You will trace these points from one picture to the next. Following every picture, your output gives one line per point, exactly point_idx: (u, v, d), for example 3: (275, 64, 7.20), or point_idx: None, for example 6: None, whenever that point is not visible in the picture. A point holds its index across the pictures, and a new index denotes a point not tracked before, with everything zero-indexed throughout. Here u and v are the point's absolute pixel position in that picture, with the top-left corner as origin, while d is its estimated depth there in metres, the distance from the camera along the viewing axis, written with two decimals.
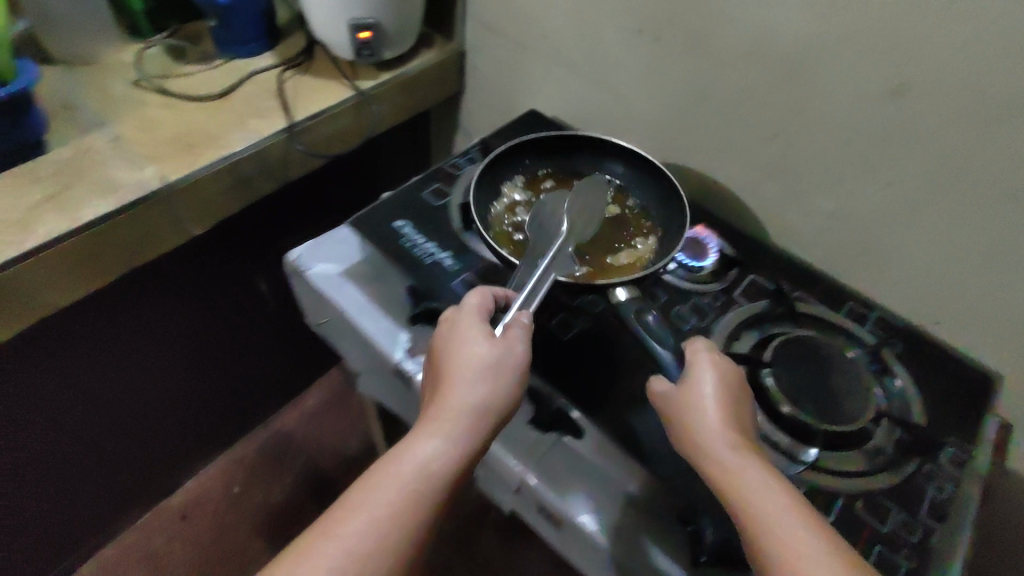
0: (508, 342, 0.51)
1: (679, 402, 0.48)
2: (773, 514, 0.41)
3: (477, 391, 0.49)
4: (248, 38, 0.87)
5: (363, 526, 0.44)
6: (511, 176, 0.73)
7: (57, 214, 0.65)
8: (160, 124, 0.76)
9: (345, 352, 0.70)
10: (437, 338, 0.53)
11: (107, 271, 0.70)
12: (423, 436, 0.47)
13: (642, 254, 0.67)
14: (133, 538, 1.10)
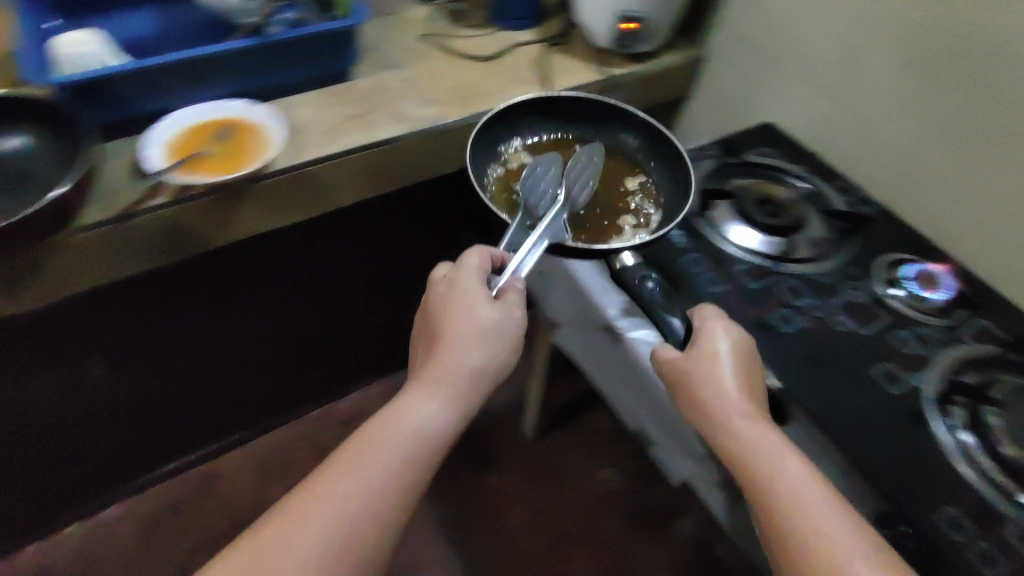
0: (506, 307, 0.59)
1: (689, 372, 0.55)
2: (792, 476, 0.47)
3: (474, 355, 0.57)
4: (519, 15, 0.97)
5: (379, 475, 0.50)
6: (509, 139, 0.79)
7: (358, 131, 0.77)
8: (440, 75, 0.87)
9: (551, 301, 0.79)
10: (435, 295, 0.61)
11: (380, 184, 0.81)
12: (423, 393, 0.55)
13: (647, 223, 0.73)
14: (303, 428, 1.24)
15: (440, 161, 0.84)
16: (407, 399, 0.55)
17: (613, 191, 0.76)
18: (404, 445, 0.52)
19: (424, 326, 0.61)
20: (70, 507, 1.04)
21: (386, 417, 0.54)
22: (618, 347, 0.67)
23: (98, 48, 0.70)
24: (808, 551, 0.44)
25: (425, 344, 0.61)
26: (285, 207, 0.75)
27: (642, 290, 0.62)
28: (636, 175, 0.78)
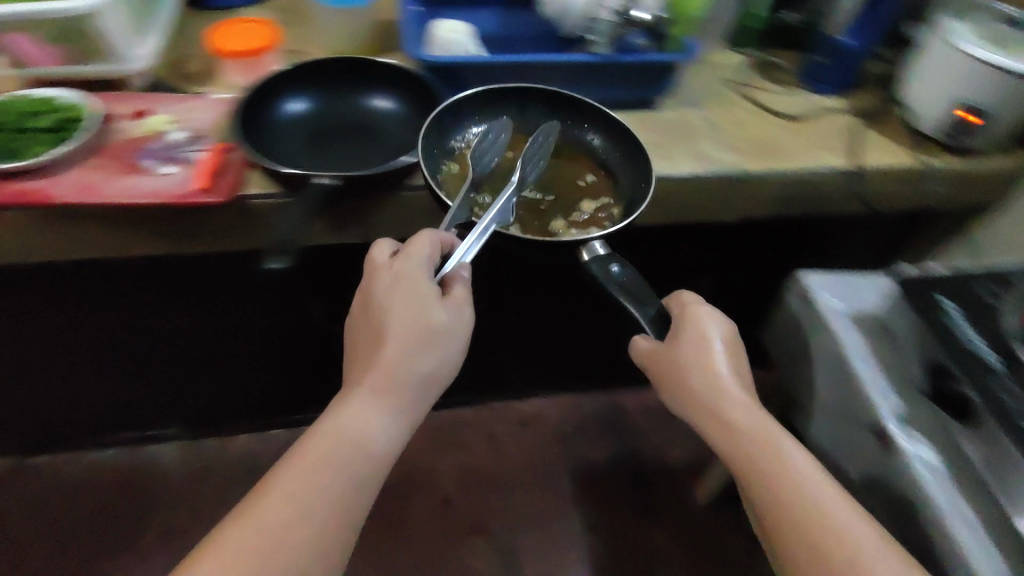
0: (453, 303, 0.59)
1: (676, 364, 0.62)
2: (796, 465, 0.55)
3: (424, 360, 0.58)
4: (832, 81, 0.91)
5: (319, 486, 0.52)
6: (463, 130, 0.75)
7: (660, 159, 0.78)
8: (744, 124, 0.85)
9: (800, 379, 0.75)
10: (376, 283, 0.60)
11: (664, 214, 0.81)
12: (370, 404, 0.56)
13: (598, 221, 0.71)
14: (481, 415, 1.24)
15: (721, 206, 0.82)
16: (353, 412, 0.55)
17: (573, 197, 0.74)
18: (344, 464, 0.54)
19: (365, 317, 0.60)
20: (255, 418, 1.19)
21: (326, 433, 0.54)
22: (886, 455, 0.62)
23: (466, 39, 0.77)
24: (807, 532, 0.52)
25: (365, 336, 0.60)
26: None
27: (608, 273, 0.63)
28: (598, 195, 0.75)
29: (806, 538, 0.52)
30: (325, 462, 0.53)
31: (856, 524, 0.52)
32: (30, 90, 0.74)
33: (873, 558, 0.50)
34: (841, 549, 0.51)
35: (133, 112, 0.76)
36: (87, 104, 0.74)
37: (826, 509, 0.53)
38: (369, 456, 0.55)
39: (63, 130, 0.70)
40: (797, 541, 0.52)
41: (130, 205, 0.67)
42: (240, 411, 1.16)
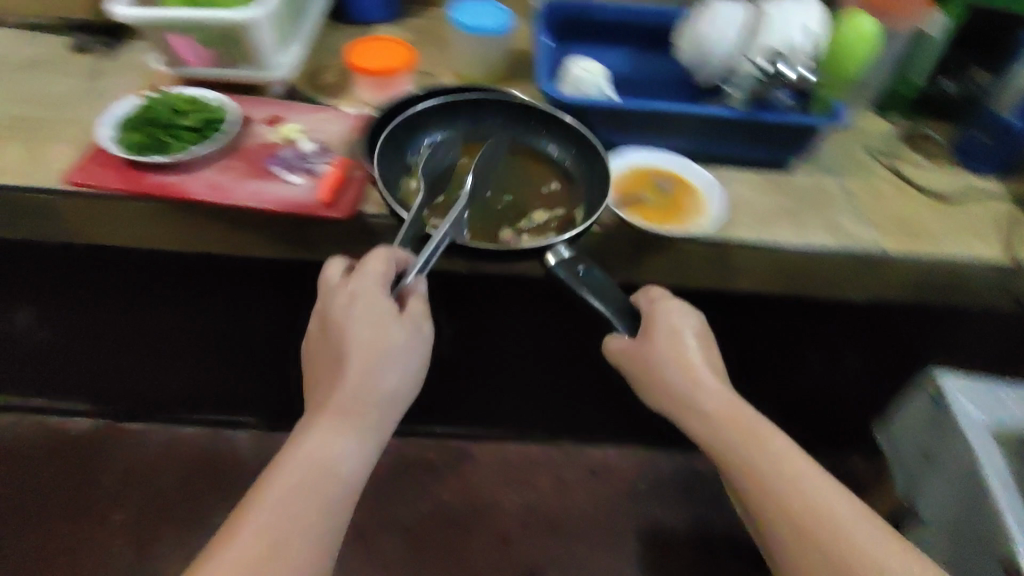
0: (410, 318, 0.61)
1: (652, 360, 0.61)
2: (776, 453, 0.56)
3: (387, 379, 0.59)
4: (990, 161, 0.83)
5: (287, 516, 0.53)
6: (415, 144, 0.74)
7: (790, 227, 0.73)
8: (886, 199, 0.79)
9: (925, 486, 0.73)
10: (333, 304, 0.60)
11: (787, 284, 0.76)
12: (339, 424, 0.57)
13: (548, 229, 0.70)
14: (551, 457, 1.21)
15: (851, 284, 0.75)
16: (321, 434, 0.56)
17: (530, 206, 0.72)
18: (316, 485, 0.55)
19: (326, 342, 0.61)
20: None
21: (296, 458, 0.55)
22: None
23: (601, 77, 0.75)
24: (801, 522, 0.52)
25: (328, 360, 0.61)
26: (692, 273, 0.74)
27: (576, 273, 0.61)
28: (554, 204, 0.72)
29: (800, 528, 0.52)
30: (297, 482, 0.54)
31: (846, 508, 0.53)
32: (180, 89, 0.78)
33: (870, 543, 0.51)
34: (838, 536, 0.51)
35: (269, 117, 0.79)
36: (227, 107, 0.77)
37: (816, 500, 0.53)
38: (341, 475, 0.56)
39: (202, 131, 0.74)
40: (795, 534, 0.52)
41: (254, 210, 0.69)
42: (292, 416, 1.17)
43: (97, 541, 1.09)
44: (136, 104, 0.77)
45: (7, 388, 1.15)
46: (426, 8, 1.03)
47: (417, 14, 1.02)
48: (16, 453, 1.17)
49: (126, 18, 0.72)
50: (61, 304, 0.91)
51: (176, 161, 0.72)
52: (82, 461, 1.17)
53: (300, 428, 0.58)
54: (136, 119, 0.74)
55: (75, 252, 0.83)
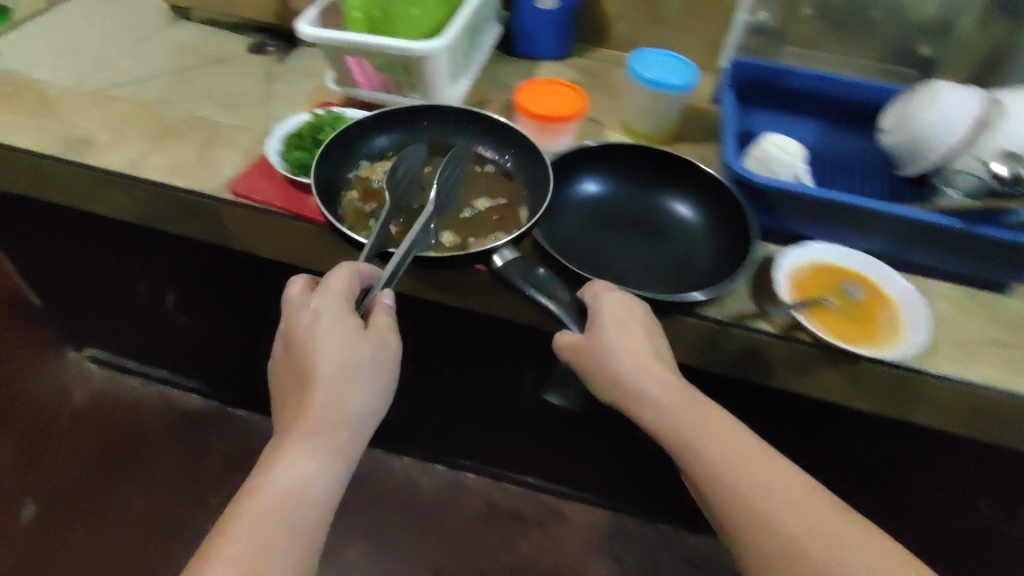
0: (378, 332, 0.58)
1: (594, 353, 0.57)
2: (731, 457, 0.52)
3: (355, 397, 0.56)
4: None
5: (258, 541, 0.50)
6: (355, 160, 0.73)
7: (997, 365, 0.62)
8: None
9: None
10: (297, 324, 0.57)
11: (980, 428, 0.64)
12: (312, 445, 0.54)
13: (497, 222, 0.69)
14: (646, 535, 1.12)
15: None
16: (294, 457, 0.53)
17: (474, 203, 0.71)
18: (291, 511, 0.52)
19: (291, 363, 0.58)
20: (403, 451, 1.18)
21: (268, 481, 0.52)
22: None
23: (796, 160, 0.66)
24: (750, 499, 0.50)
25: (295, 379, 0.58)
26: (866, 393, 0.64)
27: (529, 273, 0.60)
28: (496, 198, 0.71)
29: (746, 507, 0.50)
30: (272, 505, 0.51)
31: (804, 500, 0.49)
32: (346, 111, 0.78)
33: (833, 534, 0.48)
34: (789, 518, 0.48)
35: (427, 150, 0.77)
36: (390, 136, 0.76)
37: (764, 486, 0.50)
38: (317, 497, 0.53)
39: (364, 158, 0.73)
40: (739, 511, 0.50)
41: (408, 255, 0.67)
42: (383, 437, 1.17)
43: (194, 519, 1.14)
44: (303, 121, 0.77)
45: (142, 358, 1.24)
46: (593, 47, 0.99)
47: (583, 53, 0.98)
48: (140, 420, 1.25)
49: (312, 37, 0.71)
50: (206, 301, 0.96)
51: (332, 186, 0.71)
52: (193, 439, 1.24)
53: (269, 452, 0.55)
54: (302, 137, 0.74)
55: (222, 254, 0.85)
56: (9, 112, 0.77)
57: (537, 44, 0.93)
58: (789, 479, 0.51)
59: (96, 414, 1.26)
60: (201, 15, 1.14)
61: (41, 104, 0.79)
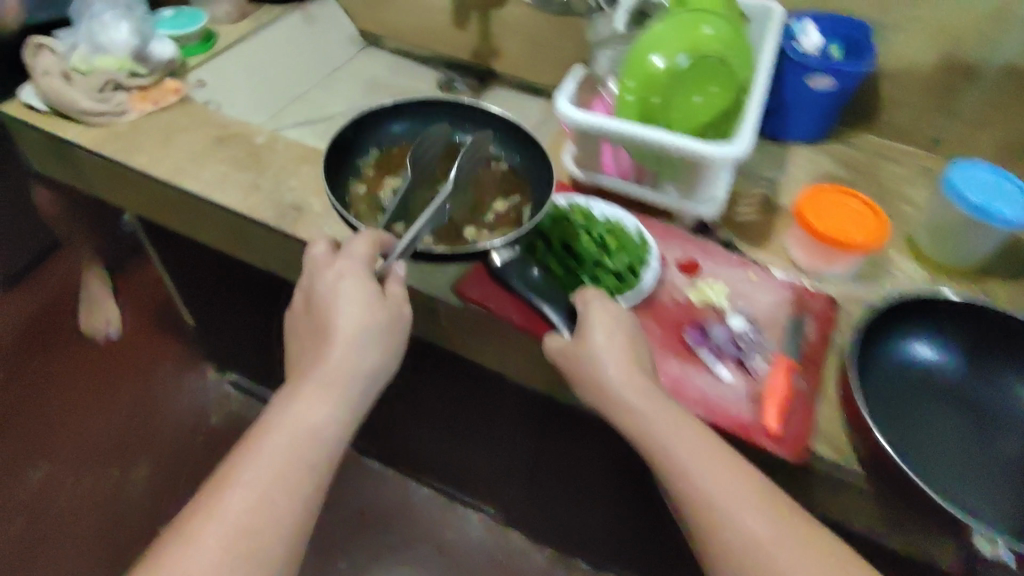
0: (390, 300, 0.57)
1: (577, 353, 0.52)
2: (708, 470, 0.47)
3: (372, 357, 0.55)
4: None
5: (266, 472, 0.50)
6: (364, 149, 0.71)
7: None
8: None
9: None
10: (318, 285, 0.56)
11: None
12: (321, 397, 0.53)
13: (514, 218, 0.66)
14: None
15: None
16: (302, 408, 0.52)
17: (483, 201, 0.68)
18: (298, 457, 0.51)
19: (313, 317, 0.57)
20: (524, 523, 1.10)
21: (282, 421, 0.52)
22: None
23: None
24: (720, 515, 0.45)
25: (314, 335, 0.57)
26: None
27: (525, 277, 0.56)
28: (509, 197, 0.68)
29: (713, 506, 0.46)
30: (281, 450, 0.51)
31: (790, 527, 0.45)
32: (592, 201, 0.64)
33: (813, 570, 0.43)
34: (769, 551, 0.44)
35: (684, 262, 0.63)
36: (649, 245, 0.60)
37: (748, 497, 0.46)
38: (325, 447, 0.52)
39: (619, 278, 0.58)
40: (709, 529, 0.45)
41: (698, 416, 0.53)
42: (509, 508, 1.09)
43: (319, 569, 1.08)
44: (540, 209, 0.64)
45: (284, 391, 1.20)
46: (853, 131, 0.82)
47: (840, 137, 0.81)
48: None
49: (584, 125, 0.60)
50: None
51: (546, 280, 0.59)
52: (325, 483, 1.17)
53: (283, 394, 0.54)
54: (540, 233, 0.61)
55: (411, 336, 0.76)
56: (216, 162, 0.71)
57: (787, 124, 0.78)
58: (760, 491, 0.46)
59: (228, 438, 1.21)
60: (391, 43, 1.06)
61: (247, 154, 0.73)
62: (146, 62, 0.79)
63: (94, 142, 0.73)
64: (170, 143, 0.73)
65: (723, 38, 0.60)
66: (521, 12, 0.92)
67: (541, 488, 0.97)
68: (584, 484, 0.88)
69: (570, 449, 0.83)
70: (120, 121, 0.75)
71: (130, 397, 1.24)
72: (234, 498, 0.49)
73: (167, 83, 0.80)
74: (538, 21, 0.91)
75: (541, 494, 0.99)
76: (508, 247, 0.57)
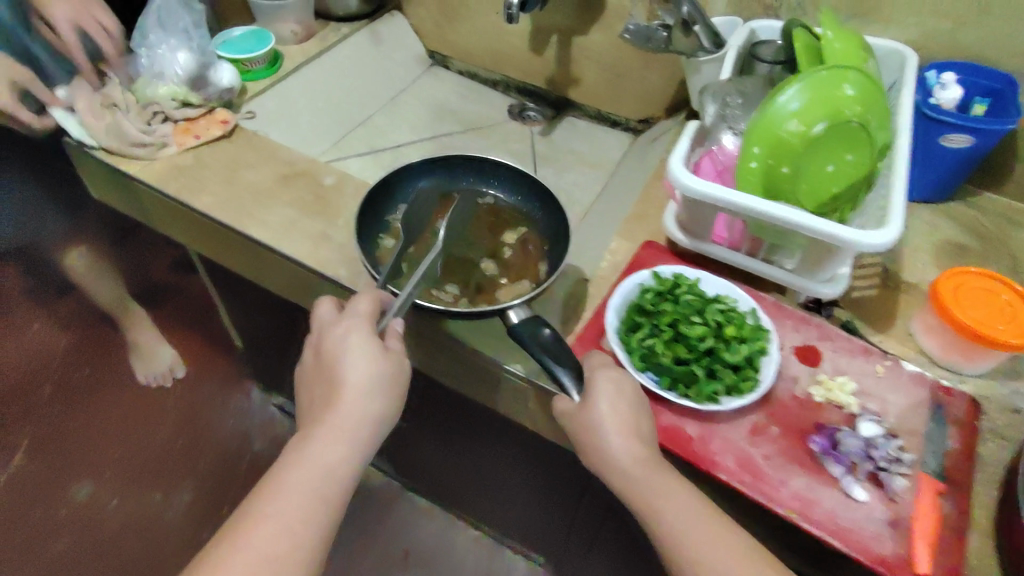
0: (394, 354, 0.56)
1: (580, 423, 0.50)
2: (698, 539, 0.45)
3: (376, 409, 0.54)
4: None
5: (276, 531, 0.48)
6: (394, 205, 0.70)
7: None
8: None
9: None
10: (326, 338, 0.55)
11: None
12: (327, 448, 0.52)
13: (529, 260, 0.70)
14: None
15: None
16: (307, 460, 0.51)
17: (494, 247, 0.71)
18: (310, 514, 0.49)
19: (317, 371, 0.56)
20: None
21: (290, 477, 0.50)
22: None
23: None
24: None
25: (320, 389, 0.56)
26: None
27: (535, 335, 0.52)
28: (516, 237, 0.72)
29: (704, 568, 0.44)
30: (286, 506, 0.49)
31: None
32: (702, 275, 0.57)
33: None
34: None
35: (804, 352, 0.56)
36: (770, 332, 0.53)
37: (739, 554, 0.45)
38: (330, 499, 0.51)
39: (738, 372, 0.51)
40: None
41: (826, 539, 0.46)
42: (557, 561, 1.02)
43: None
44: (643, 282, 0.57)
45: None
46: (981, 191, 0.73)
47: (965, 197, 0.73)
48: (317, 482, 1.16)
49: (705, 195, 0.52)
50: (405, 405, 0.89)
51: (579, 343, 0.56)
52: (366, 518, 1.13)
53: (288, 450, 0.53)
54: (645, 314, 0.54)
55: (480, 398, 0.70)
56: (284, 205, 0.66)
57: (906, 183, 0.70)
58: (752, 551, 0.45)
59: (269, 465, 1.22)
60: (459, 65, 1.00)
61: (316, 196, 0.67)
62: (201, 90, 0.73)
63: (156, 177, 0.68)
64: (235, 181, 0.68)
65: (870, 99, 0.52)
66: (607, 41, 0.85)
67: (582, 548, 0.90)
68: (626, 557, 0.80)
69: (614, 520, 0.76)
70: (159, 154, 0.69)
71: (175, 412, 1.20)
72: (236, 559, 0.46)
73: (217, 114, 0.74)
74: (624, 52, 0.84)
75: (584, 553, 0.91)
76: (522, 305, 0.55)
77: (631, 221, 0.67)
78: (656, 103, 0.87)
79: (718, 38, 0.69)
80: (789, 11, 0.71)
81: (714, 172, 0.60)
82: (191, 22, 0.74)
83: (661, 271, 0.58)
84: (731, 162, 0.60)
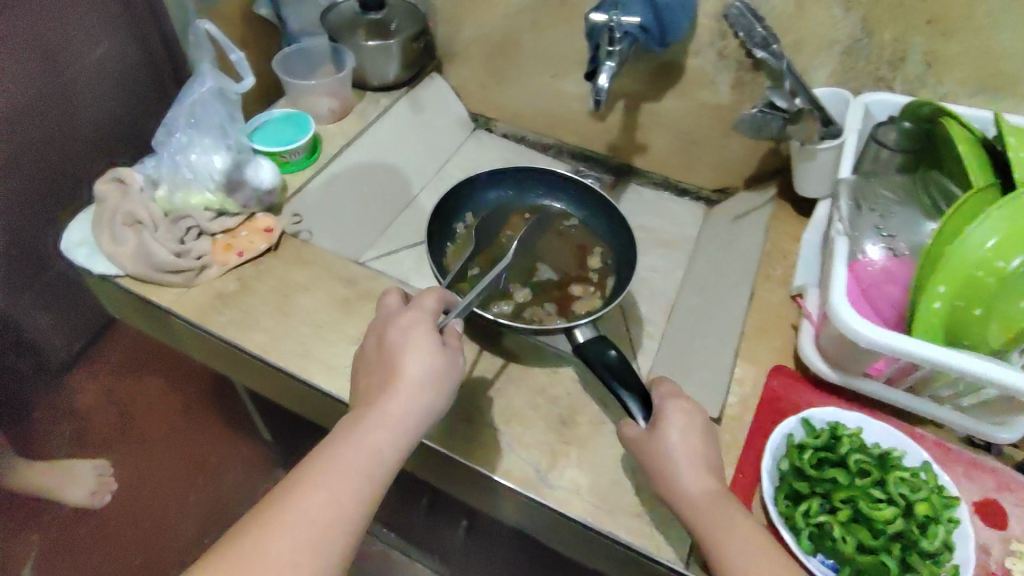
0: (452, 351, 0.46)
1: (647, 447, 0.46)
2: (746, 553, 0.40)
3: (424, 403, 0.44)
4: None
5: (300, 527, 0.38)
6: (460, 215, 0.67)
7: None
8: None
9: None
10: (388, 330, 0.46)
11: None
12: (369, 438, 0.42)
13: (602, 274, 0.63)
14: None
15: None
16: (346, 447, 0.41)
17: (574, 257, 0.65)
18: (341, 505, 0.39)
19: (371, 359, 0.46)
20: None
21: (326, 463, 0.40)
22: None
23: None
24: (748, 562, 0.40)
25: (367, 377, 0.45)
26: None
27: (604, 357, 0.49)
28: (588, 245, 0.66)
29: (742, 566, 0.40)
30: (318, 489, 0.39)
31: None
32: (863, 423, 0.49)
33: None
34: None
35: (984, 509, 0.48)
36: (958, 498, 0.45)
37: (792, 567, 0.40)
38: (366, 493, 0.40)
39: (934, 559, 0.43)
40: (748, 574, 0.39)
41: None
42: None
43: None
44: (793, 433, 0.49)
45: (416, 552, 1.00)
46: None
47: None
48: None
49: (883, 345, 0.44)
50: (456, 519, 0.77)
51: (653, 461, 0.45)
52: None
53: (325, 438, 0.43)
54: (806, 479, 0.46)
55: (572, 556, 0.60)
56: (351, 340, 0.57)
57: None
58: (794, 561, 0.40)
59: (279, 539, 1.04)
60: (506, 127, 0.90)
61: None
62: (238, 194, 0.64)
63: (195, 310, 0.58)
64: (290, 310, 0.59)
65: None
66: (684, 106, 0.75)
67: None
68: None
69: None
70: (198, 279, 0.60)
71: (199, 507, 0.98)
72: (255, 564, 0.36)
73: (259, 220, 0.64)
74: (703, 118, 0.75)
75: None
76: (589, 324, 0.52)
77: (749, 338, 0.59)
78: (736, 172, 0.78)
79: (827, 117, 0.61)
80: (906, 82, 0.64)
81: (860, 288, 0.51)
82: (224, 114, 0.65)
83: (811, 418, 0.49)
84: (879, 278, 0.51)
